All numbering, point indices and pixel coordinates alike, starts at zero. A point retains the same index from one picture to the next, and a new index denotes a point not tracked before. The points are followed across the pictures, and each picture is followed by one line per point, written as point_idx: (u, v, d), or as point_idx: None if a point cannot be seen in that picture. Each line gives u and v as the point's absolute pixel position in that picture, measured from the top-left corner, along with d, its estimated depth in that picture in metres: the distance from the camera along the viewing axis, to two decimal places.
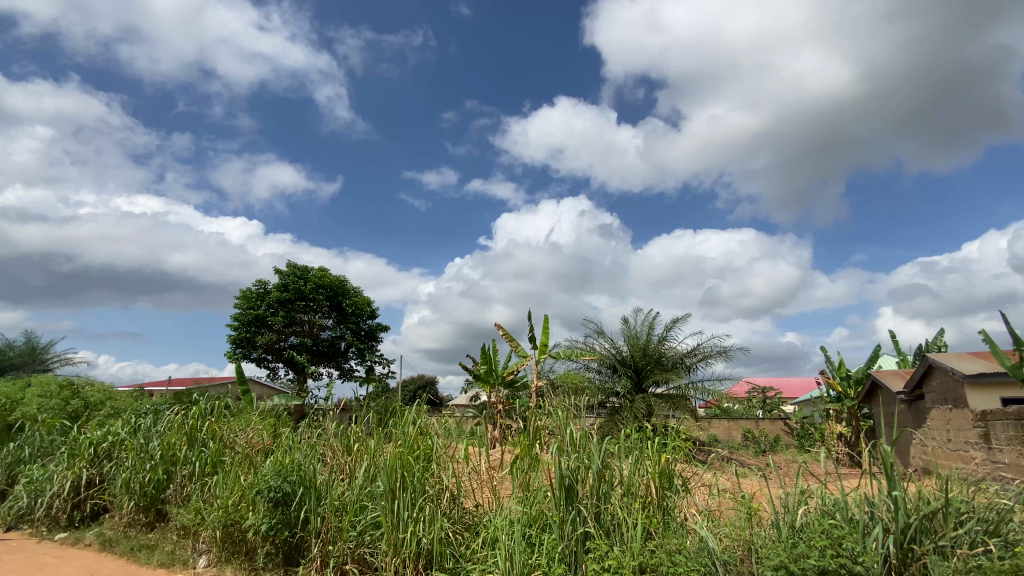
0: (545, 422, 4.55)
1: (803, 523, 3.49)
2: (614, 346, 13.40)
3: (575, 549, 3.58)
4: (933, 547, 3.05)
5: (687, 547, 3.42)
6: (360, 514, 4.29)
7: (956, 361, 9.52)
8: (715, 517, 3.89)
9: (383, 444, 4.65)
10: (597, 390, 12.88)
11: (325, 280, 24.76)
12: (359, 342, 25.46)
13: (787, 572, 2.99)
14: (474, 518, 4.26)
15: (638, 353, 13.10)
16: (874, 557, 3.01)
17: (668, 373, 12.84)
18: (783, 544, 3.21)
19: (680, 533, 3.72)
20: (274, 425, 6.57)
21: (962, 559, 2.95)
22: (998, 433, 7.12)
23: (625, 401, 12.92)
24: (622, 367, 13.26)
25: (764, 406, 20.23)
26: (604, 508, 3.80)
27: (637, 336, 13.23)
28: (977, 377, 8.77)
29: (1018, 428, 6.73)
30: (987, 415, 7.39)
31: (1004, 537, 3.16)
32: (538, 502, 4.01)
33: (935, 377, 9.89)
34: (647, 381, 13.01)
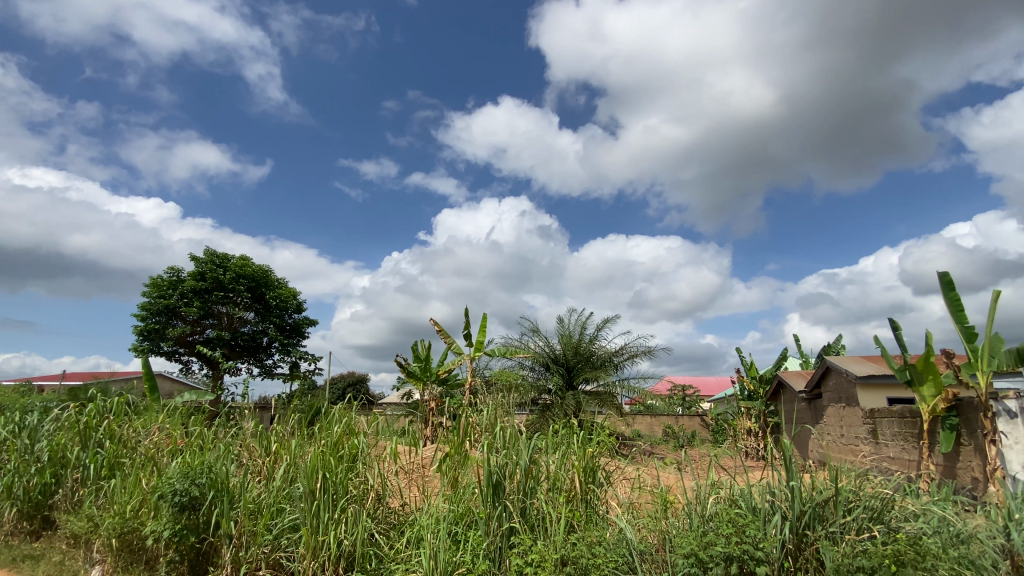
0: (476, 421, 4.57)
1: (712, 512, 3.74)
2: (547, 345, 13.66)
3: (500, 545, 3.61)
4: (824, 532, 3.38)
5: (607, 539, 3.55)
6: (276, 517, 4.10)
7: (850, 364, 10.59)
8: (634, 510, 4.08)
9: (306, 443, 4.46)
10: (529, 388, 13.07)
11: (246, 270, 23.32)
12: (283, 337, 24.19)
13: (698, 559, 3.18)
14: (399, 518, 4.19)
15: (571, 352, 13.44)
16: (772, 543, 3.28)
17: (598, 371, 13.27)
18: (695, 534, 3.42)
19: (601, 526, 3.86)
20: (185, 423, 6.10)
21: (848, 542, 3.29)
22: (885, 429, 7.96)
23: (556, 398, 13.21)
24: (554, 365, 13.54)
25: (684, 404, 21.46)
26: (531, 504, 3.85)
27: (570, 335, 13.58)
28: (867, 378, 9.78)
29: (901, 425, 7.56)
30: (875, 413, 8.26)
31: (884, 522, 3.55)
32: (465, 500, 4.00)
33: (832, 378, 10.95)
34: (578, 378, 13.37)
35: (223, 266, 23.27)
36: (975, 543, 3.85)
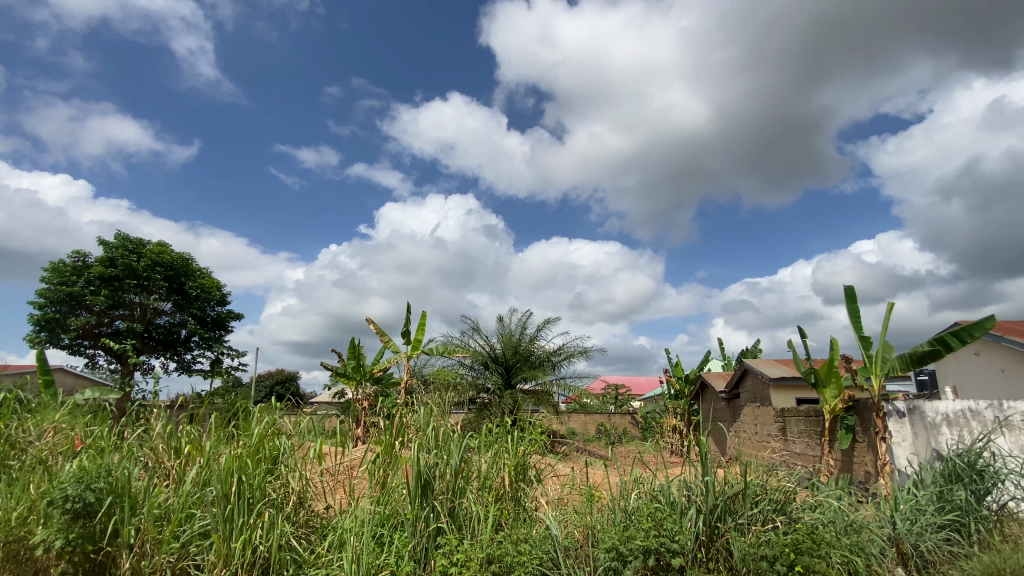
0: (409, 420, 4.49)
1: (634, 507, 3.90)
2: (487, 344, 13.65)
3: (426, 545, 3.58)
4: (734, 524, 3.62)
5: (533, 536, 3.62)
6: (185, 524, 3.84)
7: (766, 366, 11.42)
8: (562, 506, 4.18)
9: (223, 445, 4.21)
10: (467, 387, 13.03)
11: (164, 258, 21.55)
12: (204, 330, 22.61)
13: (618, 553, 3.31)
14: (322, 521, 4.06)
15: (510, 351, 13.52)
16: (687, 535, 3.48)
17: (535, 370, 13.45)
18: (617, 528, 3.56)
19: (527, 523, 3.93)
20: (85, 422, 5.58)
21: (754, 533, 3.55)
22: (793, 427, 8.65)
23: (494, 397, 13.28)
24: (493, 364, 13.57)
25: (616, 402, 22.29)
26: (460, 503, 3.85)
27: (510, 334, 13.65)
28: (779, 380, 10.65)
29: (806, 423, 8.24)
30: (785, 412, 8.94)
31: (786, 513, 3.85)
32: (392, 501, 3.93)
33: (749, 379, 11.77)
34: (516, 378, 13.49)
35: (137, 253, 21.40)
36: (861, 529, 4.29)
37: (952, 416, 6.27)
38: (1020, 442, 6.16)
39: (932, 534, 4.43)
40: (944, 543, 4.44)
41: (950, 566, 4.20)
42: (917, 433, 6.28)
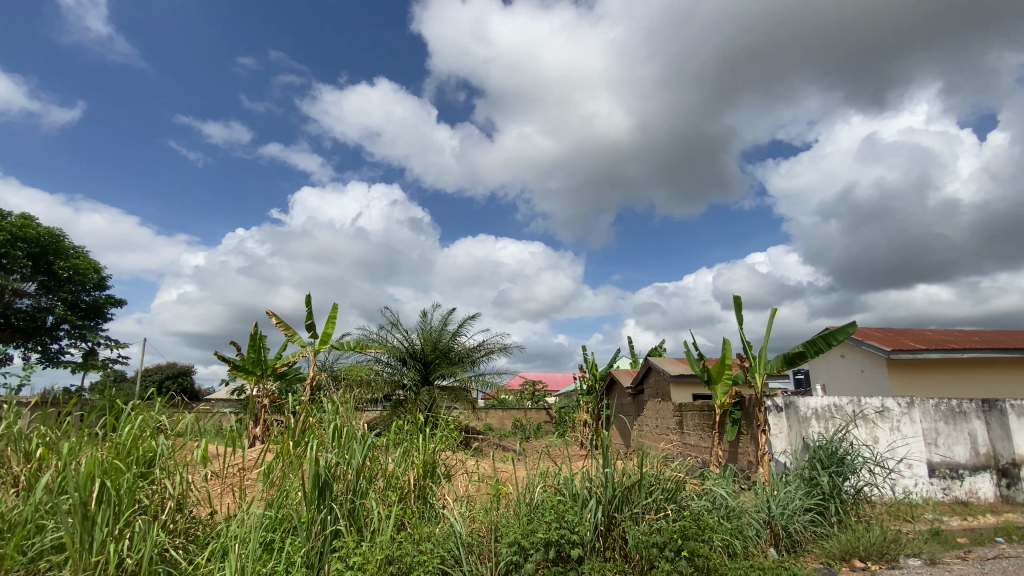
0: (311, 419, 4.25)
1: (538, 500, 4.00)
2: (406, 339, 13.29)
3: (321, 549, 3.39)
4: (629, 513, 3.82)
5: (436, 534, 3.59)
6: (34, 537, 3.34)
7: (668, 365, 12.21)
8: (468, 502, 4.18)
9: (86, 446, 3.71)
10: (382, 383, 12.63)
11: (27, 233, 18.64)
12: (77, 318, 19.97)
13: (520, 547, 3.37)
14: (204, 530, 3.73)
15: (429, 347, 13.28)
16: (586, 526, 3.63)
17: (454, 367, 13.33)
18: (520, 522, 3.63)
19: (432, 521, 3.89)
20: None
21: (647, 521, 3.76)
22: (689, 421, 9.31)
23: (410, 394, 13.02)
24: (411, 359, 13.26)
25: (533, 398, 22.78)
26: (359, 504, 3.70)
27: (430, 329, 13.41)
28: (679, 377, 11.44)
29: (700, 417, 8.92)
30: (683, 407, 9.60)
31: (676, 500, 4.12)
32: (288, 504, 3.70)
33: (653, 376, 12.53)
34: (434, 374, 13.30)
35: None
36: (742, 513, 4.73)
37: (821, 410, 7.08)
38: (873, 433, 7.10)
39: (801, 517, 4.97)
40: (809, 524, 5.02)
41: (814, 544, 4.87)
42: (791, 425, 7.03)
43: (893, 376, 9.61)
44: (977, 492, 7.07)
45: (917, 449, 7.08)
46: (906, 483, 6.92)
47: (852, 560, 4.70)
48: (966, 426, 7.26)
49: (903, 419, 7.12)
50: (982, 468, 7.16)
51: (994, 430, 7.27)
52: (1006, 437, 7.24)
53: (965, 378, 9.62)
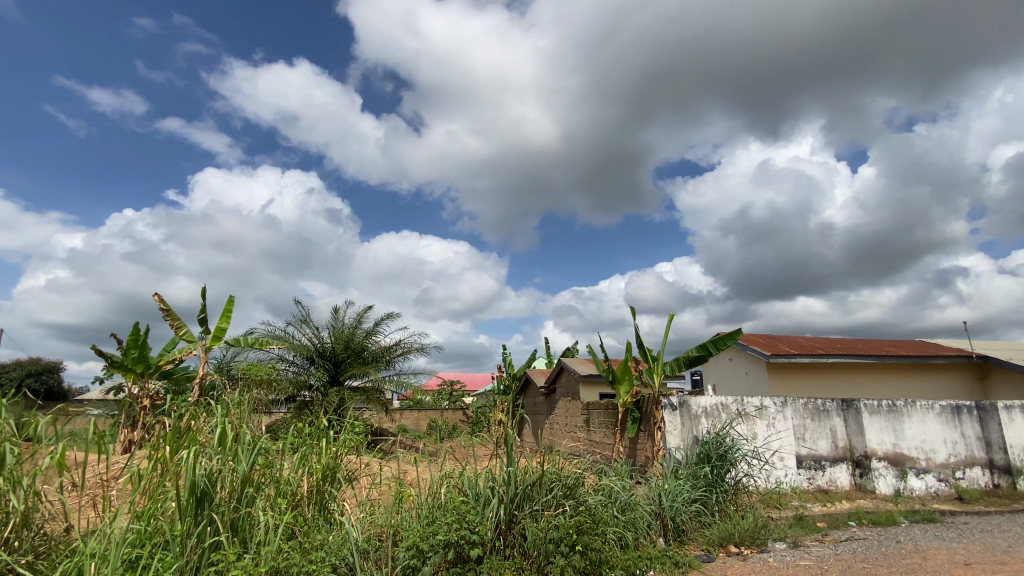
0: (196, 423, 3.91)
1: (440, 502, 3.99)
2: (314, 338, 12.62)
3: (197, 564, 3.15)
4: (529, 511, 3.92)
5: (329, 542, 3.47)
6: None
7: (579, 365, 12.72)
8: (369, 507, 4.07)
9: None
10: (285, 383, 11.94)
11: None
12: None
13: (417, 550, 3.35)
14: (58, 548, 3.32)
15: (340, 346, 12.71)
16: (486, 526, 3.68)
17: (366, 367, 12.84)
18: (421, 525, 3.60)
19: (326, 528, 3.74)
20: None
21: (545, 518, 3.89)
22: (595, 419, 9.74)
23: (317, 395, 12.40)
24: (319, 359, 12.63)
25: (450, 398, 22.60)
26: (245, 514, 3.47)
27: (342, 328, 12.80)
28: (589, 377, 11.98)
29: (605, 416, 9.36)
30: (590, 406, 10.02)
31: (575, 496, 4.28)
32: (161, 515, 3.38)
33: (565, 376, 12.96)
34: (344, 374, 12.75)
35: None
36: (636, 506, 5.05)
37: (709, 409, 7.72)
38: (753, 429, 7.86)
39: (688, 508, 5.39)
40: (695, 515, 5.45)
41: (697, 533, 5.29)
42: (684, 422, 7.60)
43: (772, 377, 10.72)
44: (836, 481, 8.07)
45: (788, 443, 7.94)
46: (778, 474, 7.76)
47: (728, 546, 5.17)
48: (829, 422, 8.24)
49: (777, 417, 7.96)
50: (841, 459, 8.17)
51: (851, 426, 8.31)
52: (860, 432, 8.31)
53: (830, 380, 10.94)
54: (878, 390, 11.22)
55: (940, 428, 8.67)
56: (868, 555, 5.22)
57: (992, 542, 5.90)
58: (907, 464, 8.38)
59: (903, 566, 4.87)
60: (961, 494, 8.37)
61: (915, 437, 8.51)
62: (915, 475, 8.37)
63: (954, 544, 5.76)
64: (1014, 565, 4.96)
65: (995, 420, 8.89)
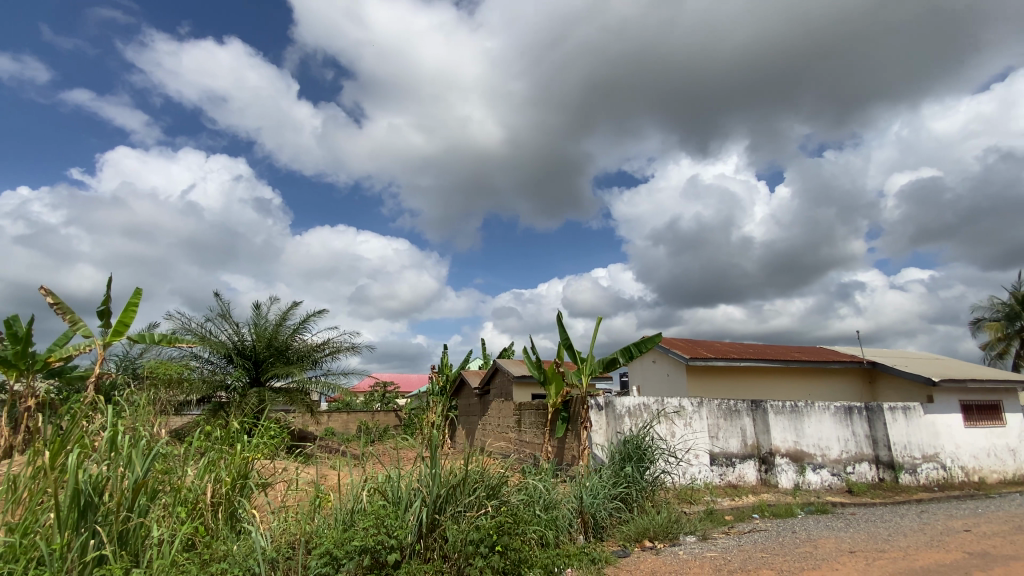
0: (85, 425, 3.56)
1: (359, 507, 3.89)
2: (234, 335, 11.90)
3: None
4: (451, 513, 3.91)
5: (233, 552, 3.29)
6: None
7: (513, 366, 12.88)
8: (283, 513, 3.90)
9: None
10: (198, 383, 11.19)
11: None
12: None
13: (331, 558, 3.26)
14: None
15: (262, 344, 12.02)
16: (406, 530, 3.62)
17: (290, 366, 12.21)
18: (337, 531, 3.51)
19: (231, 538, 3.55)
20: None
21: (467, 519, 3.90)
22: (526, 419, 9.89)
23: (235, 395, 11.68)
24: (238, 357, 11.92)
25: (382, 400, 21.99)
26: (136, 526, 3.21)
27: (265, 325, 12.11)
28: (521, 378, 12.16)
29: (535, 416, 9.53)
30: (521, 406, 10.16)
31: (498, 496, 4.31)
32: (36, 527, 3.06)
33: (498, 377, 13.06)
34: (266, 374, 12.08)
35: None
36: (559, 505, 5.16)
37: (632, 409, 8.07)
38: (672, 429, 8.30)
39: (608, 505, 5.61)
40: (614, 511, 5.67)
41: (616, 529, 5.51)
42: (609, 422, 7.89)
43: (690, 379, 11.38)
44: (744, 476, 8.68)
45: (703, 441, 8.45)
46: (693, 471, 8.24)
47: (643, 540, 5.44)
48: (739, 422, 8.86)
49: (693, 416, 8.46)
50: (749, 456, 8.81)
51: (758, 425, 8.99)
52: (766, 431, 8.99)
53: (743, 383, 11.77)
54: (784, 391, 12.21)
55: (834, 427, 9.56)
56: (767, 545, 5.65)
57: (873, 531, 6.57)
58: (805, 460, 9.17)
59: (796, 554, 5.32)
60: (851, 487, 9.29)
61: (813, 435, 9.33)
62: (812, 470, 9.17)
63: (842, 533, 6.36)
64: (889, 551, 5.55)
65: (881, 420, 9.91)
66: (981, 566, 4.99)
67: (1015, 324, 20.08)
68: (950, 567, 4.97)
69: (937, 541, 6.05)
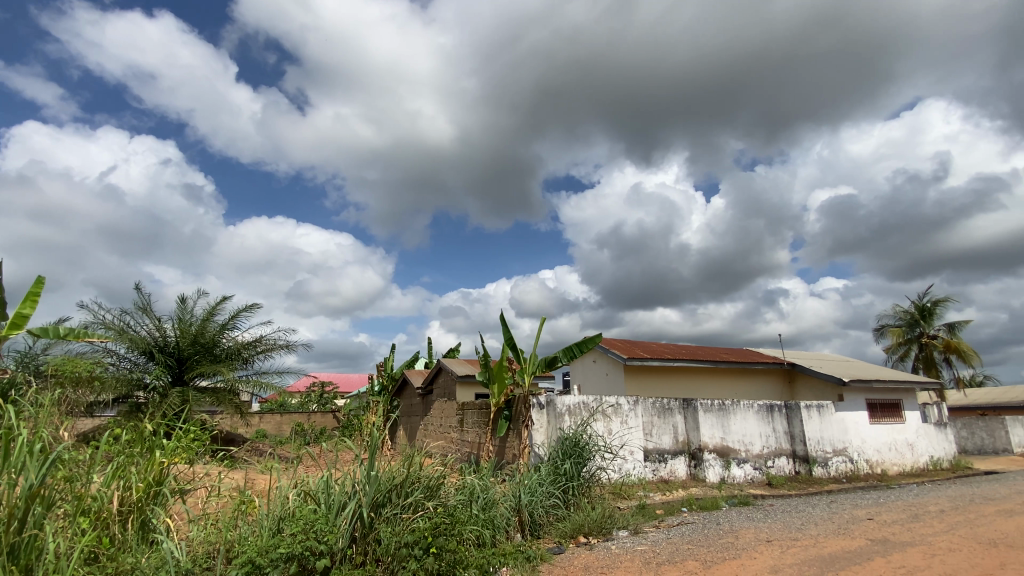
0: None
1: (286, 512, 3.73)
2: (155, 330, 11.09)
3: None
4: (386, 515, 3.83)
5: (143, 566, 3.08)
6: None
7: (456, 365, 12.80)
8: (202, 521, 3.68)
9: None
10: (112, 382, 10.33)
11: None
12: None
13: (254, 566, 3.10)
14: None
15: (186, 341, 11.25)
16: (337, 535, 3.51)
17: (218, 365, 11.50)
18: (261, 539, 3.34)
19: (140, 550, 3.30)
20: None
21: (403, 521, 3.84)
22: (468, 418, 9.86)
23: (154, 396, 10.87)
24: (160, 354, 11.12)
25: (320, 401, 21.15)
26: (29, 538, 2.90)
27: (190, 321, 11.34)
28: (465, 378, 12.09)
29: (477, 415, 9.52)
30: (464, 406, 10.12)
31: (436, 496, 4.27)
32: None
33: (441, 376, 12.94)
34: (190, 373, 11.32)
35: None
36: (497, 503, 5.19)
37: (572, 408, 8.25)
38: (609, 426, 8.57)
39: (545, 503, 5.69)
40: (551, 509, 5.76)
41: (552, 526, 5.61)
42: (549, 420, 8.01)
43: (628, 379, 11.78)
44: (675, 471, 9.08)
45: (637, 438, 8.79)
46: (628, 467, 8.54)
47: (578, 536, 5.57)
48: (672, 420, 9.27)
49: (629, 414, 8.77)
50: (680, 452, 9.24)
51: (689, 423, 9.44)
52: (696, 428, 9.46)
53: (676, 382, 12.33)
54: (713, 391, 12.91)
55: (757, 424, 10.20)
56: (693, 537, 5.94)
57: (788, 521, 7.08)
58: (731, 455, 9.72)
59: (720, 545, 5.63)
60: (771, 480, 9.95)
61: (738, 431, 9.91)
62: (737, 465, 9.74)
63: (761, 524, 6.81)
64: (801, 540, 5.99)
65: (798, 417, 10.69)
66: (881, 551, 5.48)
67: (914, 330, 22.22)
68: (854, 553, 5.43)
69: (844, 529, 6.60)
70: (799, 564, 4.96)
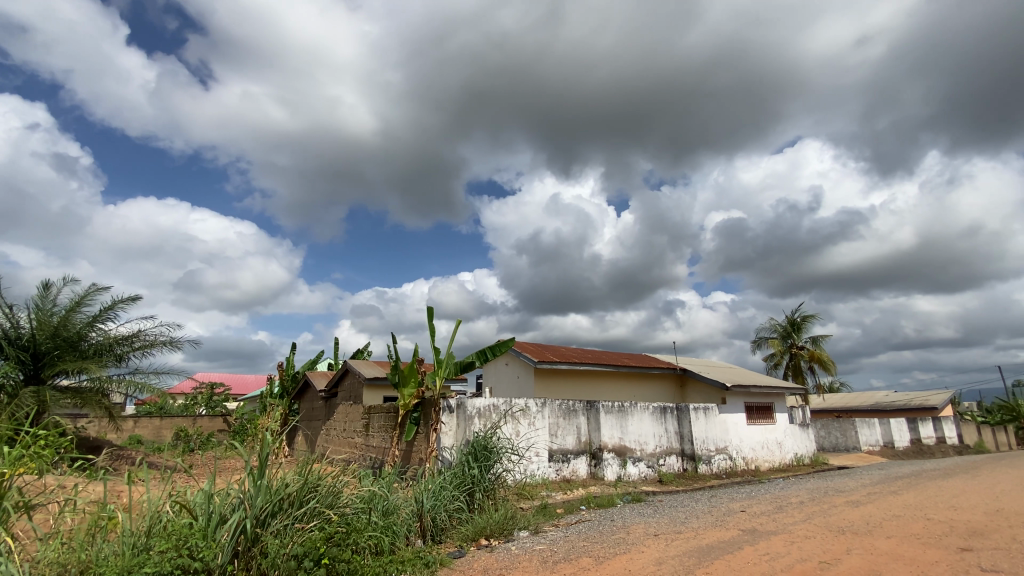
0: None
1: (158, 528, 3.38)
2: (5, 319, 9.54)
3: None
4: (275, 526, 3.60)
5: None
6: None
7: (364, 366, 12.36)
8: (52, 539, 3.22)
9: None
10: None
11: None
12: None
13: None
14: None
15: (45, 333, 9.78)
16: (217, 550, 3.24)
17: (84, 362, 10.12)
18: (124, 558, 3.01)
19: None
20: None
21: (293, 534, 3.64)
22: (374, 422, 9.55)
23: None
24: (9, 348, 9.57)
25: (208, 404, 19.37)
26: None
27: (51, 311, 9.91)
28: (373, 380, 11.70)
29: (385, 419, 9.25)
30: (370, 409, 9.78)
31: (331, 505, 4.08)
32: None
33: (348, 379, 12.42)
34: (48, 371, 9.85)
35: None
36: (400, 509, 5.10)
37: (483, 410, 8.29)
38: (517, 428, 8.76)
39: (448, 507, 5.67)
40: (454, 513, 5.75)
41: (454, 530, 5.61)
42: (459, 423, 8.00)
43: (537, 381, 12.10)
44: (576, 471, 9.47)
45: (543, 439, 9.05)
46: (532, 467, 8.78)
47: (479, 539, 5.62)
48: (575, 421, 9.67)
49: (537, 416, 9.02)
50: (582, 452, 9.65)
51: (592, 424, 9.90)
52: (597, 429, 9.94)
53: (582, 385, 12.88)
54: (615, 394, 13.66)
55: (652, 425, 10.95)
56: (590, 534, 6.25)
57: (673, 514, 7.67)
58: (628, 454, 10.33)
59: (613, 541, 5.97)
60: (662, 477, 10.71)
61: (635, 432, 10.56)
62: (632, 463, 10.37)
63: (650, 518, 7.31)
64: (684, 532, 6.52)
65: (687, 418, 11.62)
66: (750, 540, 6.12)
67: (787, 341, 25.10)
68: (728, 542, 6.01)
69: (720, 520, 7.29)
70: (680, 555, 5.38)
